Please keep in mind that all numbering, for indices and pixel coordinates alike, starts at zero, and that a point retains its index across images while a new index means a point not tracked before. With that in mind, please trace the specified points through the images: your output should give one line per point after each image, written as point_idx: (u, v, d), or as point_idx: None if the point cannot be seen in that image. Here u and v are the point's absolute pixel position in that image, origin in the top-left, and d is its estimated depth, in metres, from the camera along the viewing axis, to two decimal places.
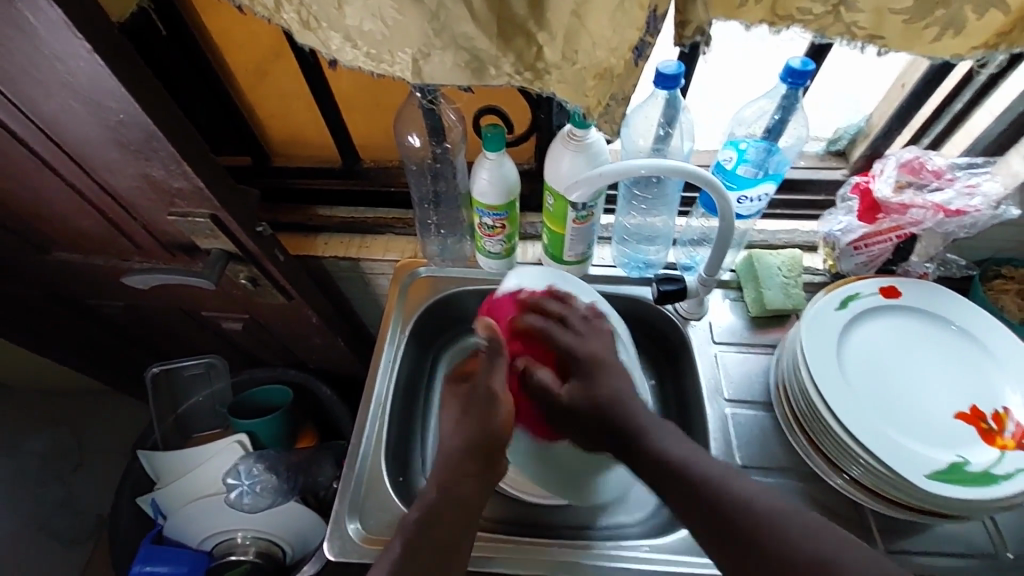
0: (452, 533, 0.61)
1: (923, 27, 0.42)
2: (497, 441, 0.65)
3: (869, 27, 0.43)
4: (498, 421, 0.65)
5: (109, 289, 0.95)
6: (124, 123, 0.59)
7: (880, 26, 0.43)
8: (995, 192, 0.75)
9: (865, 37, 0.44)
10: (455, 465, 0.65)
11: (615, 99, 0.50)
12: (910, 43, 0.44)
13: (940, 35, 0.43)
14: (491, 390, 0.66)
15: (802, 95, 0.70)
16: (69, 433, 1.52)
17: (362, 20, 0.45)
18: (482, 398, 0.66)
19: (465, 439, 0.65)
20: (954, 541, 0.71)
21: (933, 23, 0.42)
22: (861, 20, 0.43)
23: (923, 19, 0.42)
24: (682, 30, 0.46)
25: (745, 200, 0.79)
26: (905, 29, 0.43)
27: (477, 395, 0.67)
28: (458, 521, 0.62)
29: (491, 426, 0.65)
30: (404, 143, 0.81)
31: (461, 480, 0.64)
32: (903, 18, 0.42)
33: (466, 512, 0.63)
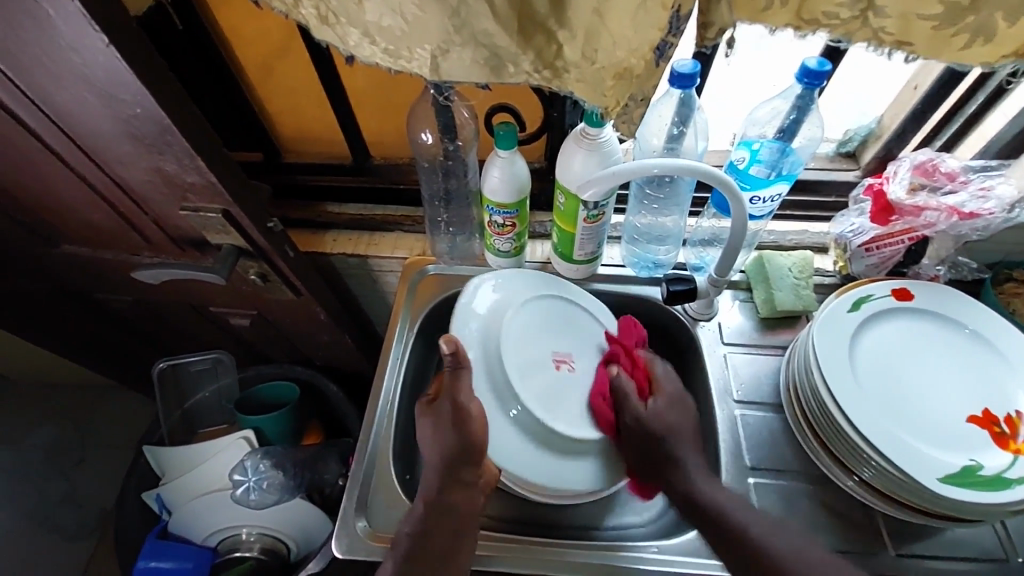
0: (448, 538, 0.67)
1: (953, 34, 0.42)
2: (474, 449, 0.68)
3: (897, 32, 0.43)
4: (472, 429, 0.68)
5: (118, 284, 0.95)
6: (139, 117, 0.59)
7: (907, 31, 0.43)
8: (1008, 195, 0.74)
9: (891, 44, 0.44)
10: (439, 479, 0.69)
11: (634, 100, 0.49)
12: (937, 49, 0.44)
13: (969, 43, 0.43)
14: (454, 403, 0.69)
15: (817, 96, 0.70)
16: (74, 428, 1.52)
17: (381, 15, 0.45)
18: (447, 412, 0.69)
19: (444, 450, 0.69)
20: (964, 545, 0.71)
21: (963, 30, 0.42)
22: (888, 25, 0.43)
23: (953, 26, 0.42)
24: (705, 31, 0.46)
25: (757, 200, 0.78)
26: (934, 35, 0.43)
27: (445, 410, 0.70)
28: (451, 526, 0.67)
29: (466, 437, 0.68)
30: (416, 141, 0.80)
31: (450, 488, 0.69)
32: (933, 23, 0.42)
33: (457, 517, 0.68)
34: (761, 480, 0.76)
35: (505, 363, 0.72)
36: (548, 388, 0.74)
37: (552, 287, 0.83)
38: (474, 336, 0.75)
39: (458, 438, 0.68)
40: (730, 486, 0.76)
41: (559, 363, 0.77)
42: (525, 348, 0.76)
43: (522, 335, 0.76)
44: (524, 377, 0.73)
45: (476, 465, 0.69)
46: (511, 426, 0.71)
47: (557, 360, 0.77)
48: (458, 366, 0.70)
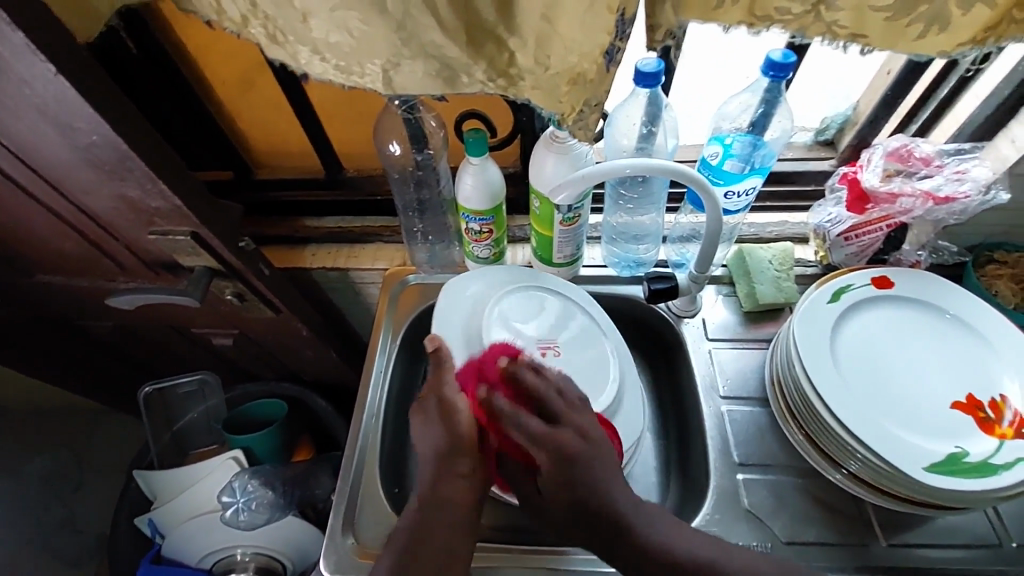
0: (441, 540, 0.62)
1: (907, 24, 0.42)
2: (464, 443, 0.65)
3: (851, 25, 0.43)
4: (461, 421, 0.65)
5: (96, 310, 0.94)
6: (95, 144, 0.58)
7: (861, 23, 0.42)
8: (984, 177, 0.74)
9: (847, 37, 0.44)
10: (431, 474, 0.65)
11: (589, 106, 0.48)
12: (892, 41, 0.43)
13: (924, 32, 0.42)
14: (440, 400, 0.66)
15: (784, 88, 0.70)
16: (67, 453, 1.51)
17: (328, 32, 0.44)
18: (434, 409, 0.66)
19: (433, 447, 0.65)
20: (955, 532, 0.71)
21: (917, 20, 0.42)
22: (842, 18, 0.42)
23: (907, 16, 0.41)
24: (653, 33, 0.45)
25: (732, 195, 0.77)
26: (888, 26, 0.42)
27: (430, 406, 0.67)
28: (446, 526, 0.63)
29: (455, 430, 0.65)
30: (385, 152, 0.80)
31: (442, 484, 0.64)
32: (885, 15, 0.41)
33: (454, 515, 0.63)
34: (750, 476, 0.75)
35: (489, 357, 0.71)
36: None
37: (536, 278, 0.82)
38: (455, 329, 0.75)
39: (446, 433, 0.65)
40: (719, 483, 0.75)
41: (543, 351, 0.75)
42: (512, 339, 0.74)
43: (507, 327, 0.75)
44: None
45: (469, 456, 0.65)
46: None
47: (541, 347, 0.75)
48: (440, 363, 0.66)
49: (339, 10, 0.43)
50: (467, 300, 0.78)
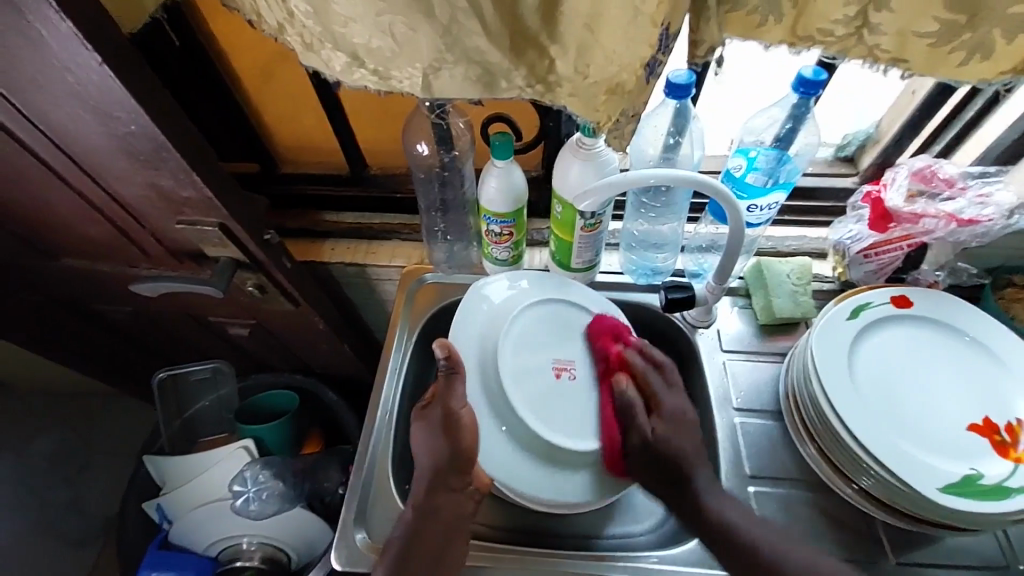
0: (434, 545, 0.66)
1: (949, 51, 0.42)
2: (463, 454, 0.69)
3: (893, 50, 0.43)
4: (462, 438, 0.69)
5: (116, 296, 0.95)
6: (133, 133, 0.59)
7: (903, 48, 0.43)
8: (1008, 202, 0.74)
9: (888, 60, 0.44)
10: (426, 485, 0.69)
11: (625, 116, 0.49)
12: (934, 66, 0.44)
13: (966, 60, 0.43)
14: (444, 409, 0.70)
15: (813, 103, 0.70)
16: (75, 435, 1.52)
17: (370, 37, 0.45)
18: (438, 419, 0.70)
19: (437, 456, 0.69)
20: (964, 553, 0.71)
21: (959, 47, 0.42)
22: (884, 42, 0.43)
23: (950, 43, 0.42)
24: (694, 49, 0.46)
25: (755, 209, 0.77)
26: (930, 52, 0.43)
27: (435, 417, 0.71)
28: (440, 527, 0.67)
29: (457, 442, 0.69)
30: (413, 152, 0.80)
31: (438, 492, 0.69)
32: (929, 40, 0.42)
33: (447, 522, 0.68)
34: (761, 489, 0.76)
35: (499, 372, 0.73)
36: (543, 390, 0.74)
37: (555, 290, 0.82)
38: (472, 339, 0.77)
39: (449, 446, 0.69)
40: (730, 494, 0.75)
41: (559, 372, 0.76)
42: (527, 359, 0.76)
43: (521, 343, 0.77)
44: (519, 382, 0.73)
45: (464, 472, 0.69)
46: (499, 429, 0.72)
47: (557, 366, 0.76)
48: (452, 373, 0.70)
49: (384, 15, 0.43)
50: (485, 311, 0.79)
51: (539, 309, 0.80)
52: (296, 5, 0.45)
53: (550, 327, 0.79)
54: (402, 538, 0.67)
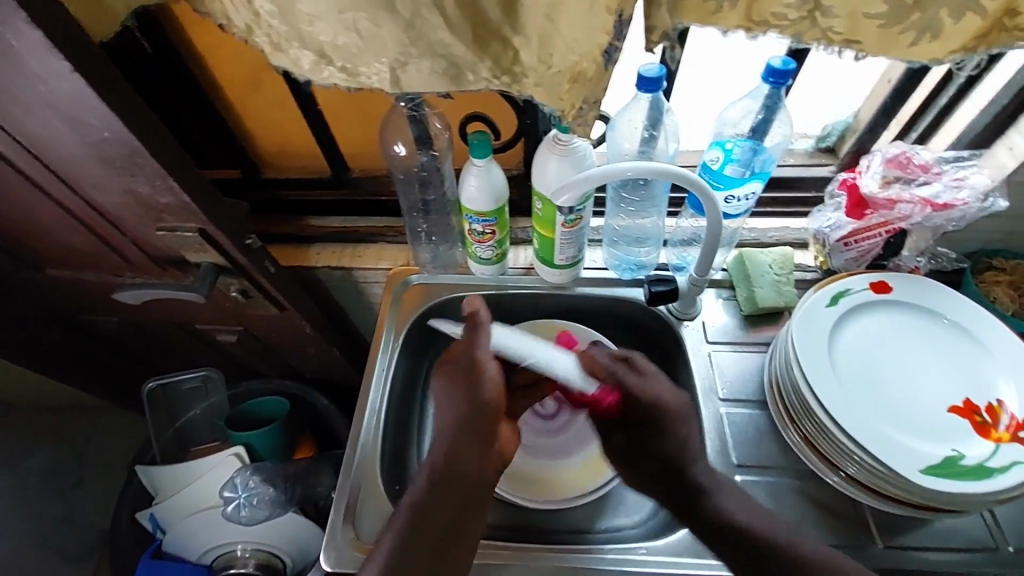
0: (450, 505, 0.65)
1: (900, 32, 0.43)
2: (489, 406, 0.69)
3: (845, 31, 0.44)
4: (486, 389, 0.69)
5: (103, 306, 0.96)
6: (109, 140, 0.60)
7: (855, 30, 0.44)
8: (982, 185, 0.75)
9: (841, 42, 0.45)
10: (447, 446, 0.68)
11: (589, 103, 0.49)
12: (886, 47, 0.45)
13: (917, 39, 0.44)
14: (472, 362, 0.70)
15: (784, 94, 0.71)
16: (70, 449, 1.52)
17: (335, 35, 0.46)
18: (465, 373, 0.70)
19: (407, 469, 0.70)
20: (952, 536, 0.71)
21: (909, 28, 0.43)
22: (837, 24, 0.44)
23: (899, 24, 0.43)
24: (649, 35, 0.46)
25: (732, 200, 0.78)
26: (882, 33, 0.44)
27: (460, 369, 0.71)
28: (458, 493, 0.66)
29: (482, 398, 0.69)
30: (391, 153, 0.80)
31: (460, 456, 0.67)
32: (879, 22, 0.43)
33: (467, 488, 0.67)
34: (748, 478, 0.76)
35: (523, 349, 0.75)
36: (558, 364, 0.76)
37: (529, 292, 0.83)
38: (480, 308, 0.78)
39: (474, 397, 0.69)
40: None
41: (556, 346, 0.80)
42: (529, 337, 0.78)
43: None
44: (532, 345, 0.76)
45: (491, 426, 0.69)
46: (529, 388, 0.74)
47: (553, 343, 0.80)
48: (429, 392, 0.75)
49: (348, 12, 0.44)
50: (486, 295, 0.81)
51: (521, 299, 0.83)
52: (261, 6, 0.45)
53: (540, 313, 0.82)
54: (417, 502, 0.65)
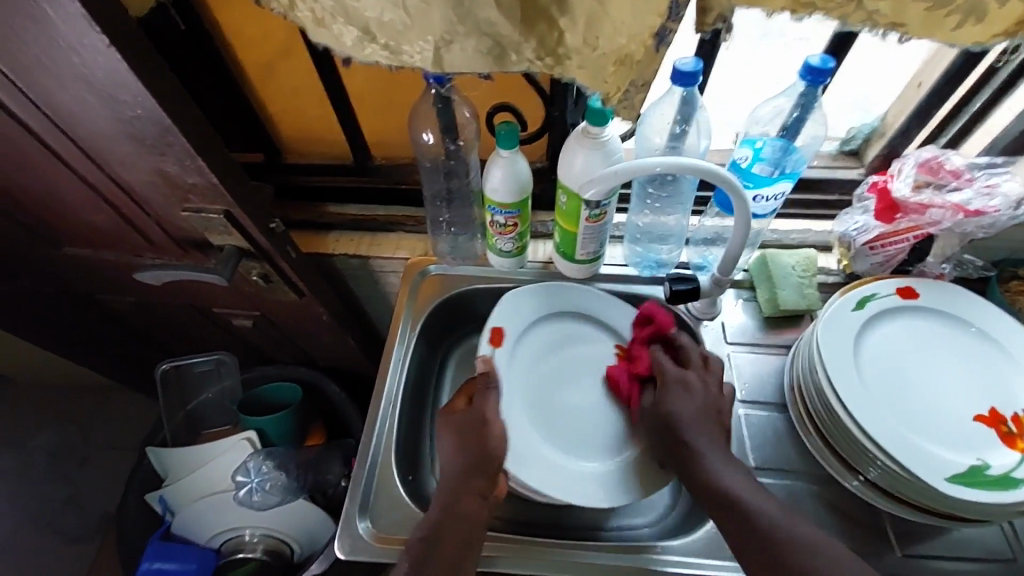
0: (452, 552, 0.64)
1: (945, 16, 0.43)
2: (493, 462, 0.69)
3: (891, 15, 0.43)
4: (493, 440, 0.70)
5: (121, 286, 0.95)
6: (139, 117, 0.59)
7: (900, 13, 0.43)
8: (1015, 193, 0.74)
9: (886, 25, 0.44)
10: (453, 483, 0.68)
11: (635, 86, 0.50)
12: (930, 30, 0.44)
13: (960, 24, 0.43)
14: (482, 418, 0.71)
15: (820, 94, 0.69)
16: (79, 430, 1.52)
17: (382, 11, 0.45)
18: (474, 426, 0.71)
19: (462, 464, 0.69)
20: (971, 545, 0.71)
21: (955, 11, 0.42)
22: (883, 7, 0.43)
23: (945, 7, 0.42)
24: (703, 17, 0.46)
25: (761, 199, 0.77)
26: (927, 17, 0.43)
27: (470, 425, 0.71)
28: (462, 534, 0.65)
29: (488, 450, 0.69)
30: (418, 140, 0.80)
31: (461, 497, 0.67)
32: (925, 6, 0.42)
33: (467, 531, 0.66)
34: (766, 480, 0.75)
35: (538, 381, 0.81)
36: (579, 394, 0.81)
37: (573, 294, 0.88)
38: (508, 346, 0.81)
39: (478, 454, 0.69)
40: None
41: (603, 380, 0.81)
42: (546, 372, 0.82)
43: (525, 360, 0.82)
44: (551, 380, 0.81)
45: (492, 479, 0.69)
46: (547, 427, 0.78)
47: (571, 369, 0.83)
48: (490, 386, 0.75)
49: None
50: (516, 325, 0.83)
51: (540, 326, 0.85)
52: None
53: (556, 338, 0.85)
54: (425, 537, 0.65)
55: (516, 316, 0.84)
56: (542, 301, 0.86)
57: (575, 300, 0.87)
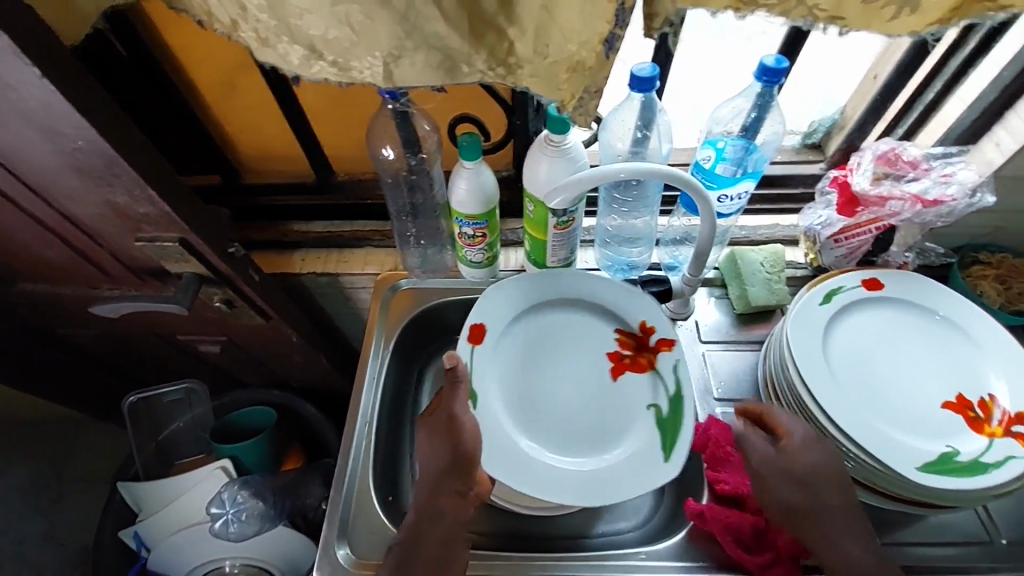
0: (435, 548, 0.63)
1: (881, 7, 0.43)
2: (469, 455, 0.67)
3: (830, 8, 0.44)
4: (466, 441, 0.67)
5: (80, 319, 0.92)
6: (82, 149, 0.57)
7: (839, 6, 0.43)
8: (970, 180, 0.76)
9: (826, 19, 0.45)
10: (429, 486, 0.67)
11: (588, 92, 0.48)
12: (868, 20, 0.44)
13: (897, 14, 0.43)
14: (450, 415, 0.68)
15: (777, 92, 0.70)
16: (50, 465, 1.47)
17: (327, 29, 0.44)
18: (443, 423, 0.69)
19: (437, 463, 0.67)
20: (948, 529, 0.72)
21: (891, 2, 0.43)
22: (822, 1, 0.43)
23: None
24: (650, 21, 0.45)
25: (725, 199, 0.78)
26: (865, 8, 0.43)
27: (440, 421, 0.69)
28: (442, 536, 0.64)
29: (461, 444, 0.67)
30: (379, 156, 0.78)
31: (440, 495, 0.66)
32: None
33: (447, 528, 0.64)
34: None
35: (531, 377, 0.80)
36: (580, 386, 0.79)
37: (575, 281, 0.85)
38: (490, 344, 0.80)
39: (452, 449, 0.67)
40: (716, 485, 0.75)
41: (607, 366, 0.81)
42: (543, 365, 0.81)
43: (510, 355, 0.81)
44: (543, 374, 0.80)
45: (471, 473, 0.67)
46: (542, 424, 0.76)
47: (571, 358, 0.81)
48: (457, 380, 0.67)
49: (341, 4, 0.42)
50: (504, 317, 0.82)
51: (532, 318, 0.84)
52: None
53: (549, 332, 0.83)
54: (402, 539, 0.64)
55: (498, 311, 0.82)
56: (529, 291, 0.84)
57: (571, 286, 0.84)
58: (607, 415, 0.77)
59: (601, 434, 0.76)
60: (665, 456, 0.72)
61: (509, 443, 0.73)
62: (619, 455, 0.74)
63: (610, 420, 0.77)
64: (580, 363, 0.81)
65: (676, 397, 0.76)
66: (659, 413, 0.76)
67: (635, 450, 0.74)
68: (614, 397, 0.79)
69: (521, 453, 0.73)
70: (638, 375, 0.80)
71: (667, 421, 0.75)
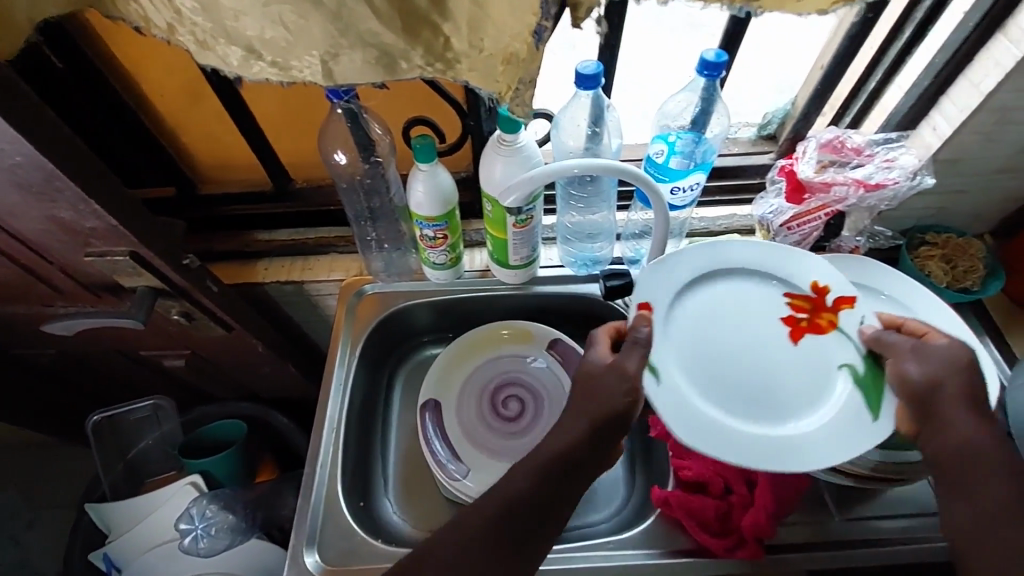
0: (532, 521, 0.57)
1: None
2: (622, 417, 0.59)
3: None
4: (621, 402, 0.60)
5: (37, 339, 0.90)
6: (20, 164, 0.56)
7: None
8: (911, 164, 0.79)
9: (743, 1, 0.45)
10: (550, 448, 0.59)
11: (524, 83, 0.48)
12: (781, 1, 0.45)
13: None
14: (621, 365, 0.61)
15: (720, 87, 0.71)
16: (16, 491, 1.43)
17: (262, 29, 0.44)
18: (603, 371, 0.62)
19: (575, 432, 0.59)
20: (904, 502, 0.74)
21: None
22: None
23: None
24: (575, 11, 0.46)
25: (677, 191, 0.79)
26: None
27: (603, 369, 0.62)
28: (553, 508, 0.58)
29: (615, 399, 0.60)
30: (331, 161, 0.78)
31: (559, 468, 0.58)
32: None
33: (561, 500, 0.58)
34: None
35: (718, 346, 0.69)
36: (768, 351, 0.69)
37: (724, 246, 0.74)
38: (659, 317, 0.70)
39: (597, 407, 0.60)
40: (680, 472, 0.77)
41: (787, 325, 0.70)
42: (754, 330, 0.70)
43: (685, 327, 0.70)
44: (725, 341, 0.70)
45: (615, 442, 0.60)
46: (741, 397, 0.67)
47: (771, 319, 0.71)
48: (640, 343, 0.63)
49: (273, 4, 0.42)
50: (667, 282, 0.71)
51: (692, 285, 0.72)
52: (182, 2, 0.44)
53: (737, 294, 0.72)
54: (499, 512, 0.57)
55: (658, 283, 0.71)
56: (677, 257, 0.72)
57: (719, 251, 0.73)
58: (805, 381, 0.68)
59: (796, 401, 0.67)
60: (874, 416, 0.63)
61: (697, 421, 0.65)
62: (814, 422, 0.65)
63: (822, 384, 0.67)
64: (774, 324, 0.70)
65: (870, 354, 0.65)
66: (853, 373, 0.65)
67: (835, 417, 0.64)
68: (802, 366, 0.68)
69: (711, 428, 0.65)
70: (824, 336, 0.68)
71: (867, 379, 0.65)
